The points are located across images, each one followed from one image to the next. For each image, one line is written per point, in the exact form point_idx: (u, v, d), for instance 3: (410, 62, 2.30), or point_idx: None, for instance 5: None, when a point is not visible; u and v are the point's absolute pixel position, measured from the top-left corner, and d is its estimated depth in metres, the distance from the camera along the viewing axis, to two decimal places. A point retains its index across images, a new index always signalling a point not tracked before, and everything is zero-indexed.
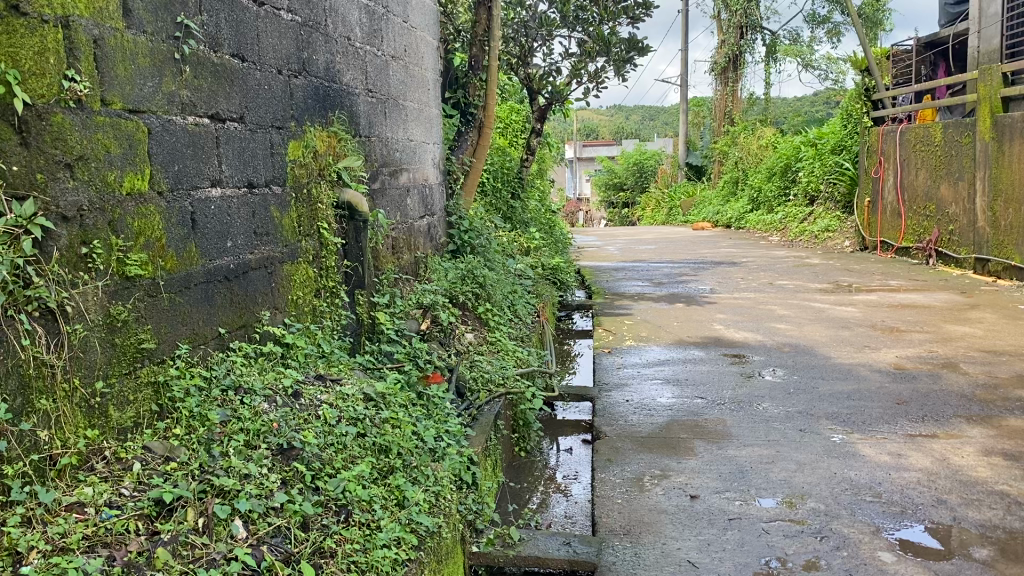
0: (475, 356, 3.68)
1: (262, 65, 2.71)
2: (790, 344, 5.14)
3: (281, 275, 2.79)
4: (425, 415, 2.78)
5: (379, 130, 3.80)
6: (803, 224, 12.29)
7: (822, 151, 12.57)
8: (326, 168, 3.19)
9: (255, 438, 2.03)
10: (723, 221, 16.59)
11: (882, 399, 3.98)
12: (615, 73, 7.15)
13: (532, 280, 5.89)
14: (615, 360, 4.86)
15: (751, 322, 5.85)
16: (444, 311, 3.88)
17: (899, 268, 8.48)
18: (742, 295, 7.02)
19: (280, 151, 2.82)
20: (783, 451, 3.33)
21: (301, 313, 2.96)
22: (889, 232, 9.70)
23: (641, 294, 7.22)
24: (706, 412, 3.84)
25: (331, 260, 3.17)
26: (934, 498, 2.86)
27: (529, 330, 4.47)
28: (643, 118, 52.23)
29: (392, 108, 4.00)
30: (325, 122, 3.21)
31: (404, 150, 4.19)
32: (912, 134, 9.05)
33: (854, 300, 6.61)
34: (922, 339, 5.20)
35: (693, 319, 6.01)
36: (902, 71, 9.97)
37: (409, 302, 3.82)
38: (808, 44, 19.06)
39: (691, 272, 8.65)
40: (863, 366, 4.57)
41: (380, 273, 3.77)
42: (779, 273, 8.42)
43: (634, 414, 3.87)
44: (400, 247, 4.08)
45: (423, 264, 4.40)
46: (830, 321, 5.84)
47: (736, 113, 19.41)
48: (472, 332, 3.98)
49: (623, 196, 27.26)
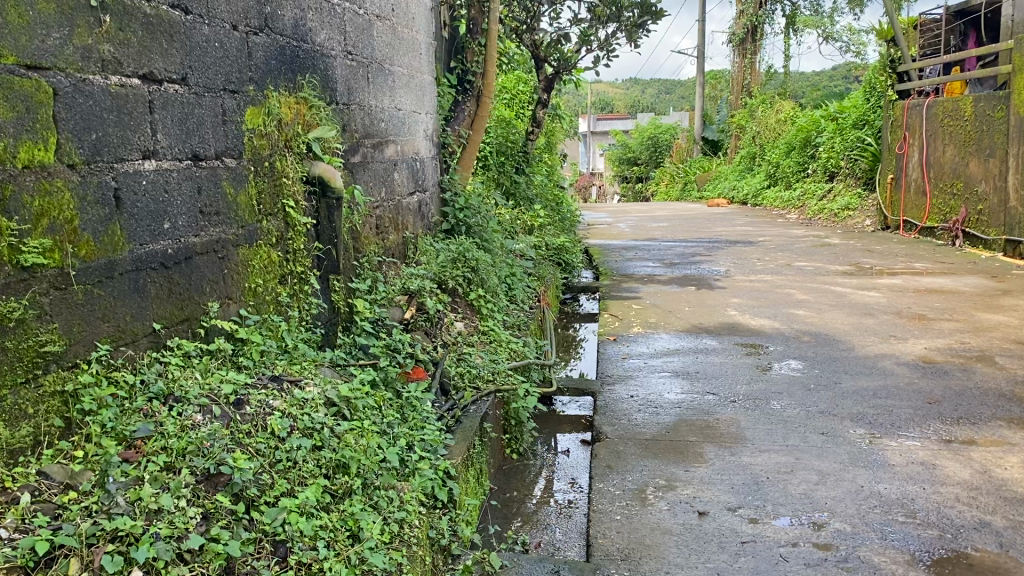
0: (463, 348, 3.36)
1: (211, 19, 2.35)
2: (809, 333, 4.78)
3: (234, 261, 2.46)
4: (398, 420, 2.46)
5: (359, 97, 3.44)
6: (821, 201, 11.87)
7: (843, 126, 12.11)
8: (294, 139, 2.83)
9: (178, 461, 1.72)
10: (740, 197, 16.16)
11: (912, 397, 3.62)
12: (627, 40, 6.74)
13: (534, 261, 5.55)
14: (620, 349, 4.51)
15: (767, 308, 5.48)
16: (431, 298, 3.54)
17: (923, 249, 8.06)
18: (758, 278, 6.65)
19: (234, 119, 2.48)
20: (802, 459, 2.99)
21: (262, 304, 2.62)
22: (912, 211, 9.26)
23: (651, 276, 6.86)
24: (718, 411, 3.50)
25: (300, 242, 2.83)
26: (976, 519, 2.51)
27: (526, 318, 4.13)
28: (658, 92, 51.54)
29: (376, 72, 3.64)
30: (293, 86, 2.85)
31: (391, 119, 3.84)
32: (940, 107, 8.59)
33: (877, 284, 6.22)
34: (952, 328, 4.82)
35: (705, 304, 5.64)
36: (930, 42, 9.50)
37: (392, 288, 3.49)
38: (829, 14, 18.49)
39: (705, 252, 8.28)
40: (889, 358, 4.21)
41: (361, 255, 3.44)
42: (797, 253, 8.02)
43: (639, 412, 3.53)
44: (385, 227, 3.74)
45: (412, 245, 4.06)
46: (851, 307, 5.46)
47: (754, 86, 18.89)
48: (462, 321, 3.64)
49: (637, 171, 26.81)
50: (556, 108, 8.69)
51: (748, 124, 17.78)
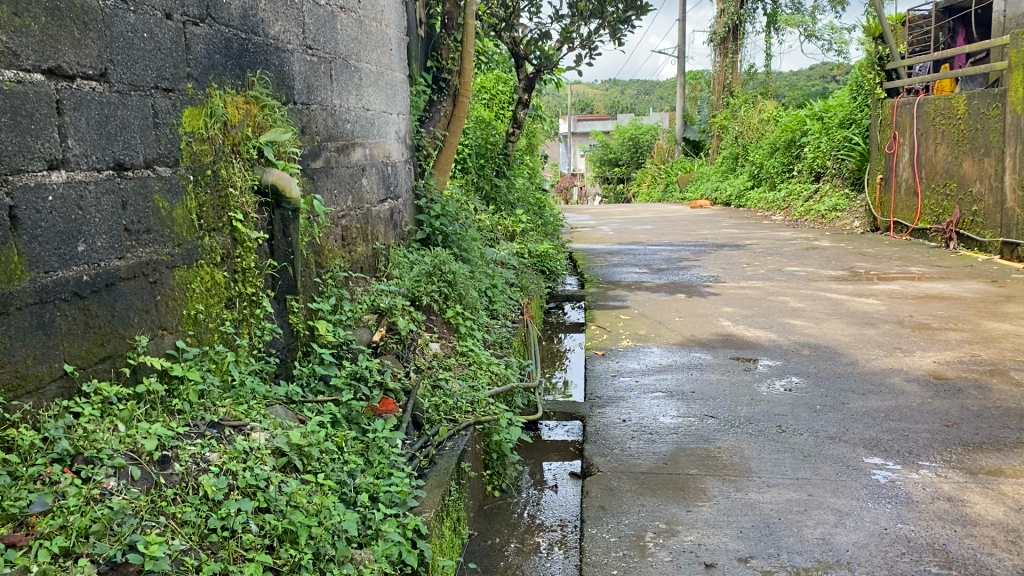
0: (439, 372, 3.04)
1: (138, 4, 2.01)
2: (809, 346, 4.49)
3: (169, 286, 2.12)
4: (362, 468, 2.13)
5: (320, 95, 3.12)
6: (808, 202, 11.65)
7: (829, 125, 11.89)
8: (241, 142, 2.50)
9: (77, 546, 1.42)
10: (723, 198, 15.94)
11: (927, 419, 3.33)
12: (611, 36, 6.45)
13: (515, 270, 5.24)
14: (609, 366, 4.20)
15: (762, 317, 5.19)
16: (403, 317, 3.22)
17: (916, 252, 7.83)
18: (749, 284, 6.36)
19: (168, 121, 2.14)
20: (816, 495, 2.69)
21: (204, 333, 2.29)
22: (903, 212, 9.03)
23: (638, 282, 6.56)
24: (719, 437, 3.20)
25: (250, 260, 2.50)
26: (1020, 569, 2.21)
27: (510, 334, 3.81)
28: (638, 93, 51.42)
29: (340, 68, 3.31)
30: (241, 83, 2.53)
31: (358, 120, 3.51)
32: (931, 106, 8.36)
33: (874, 290, 5.95)
34: (959, 339, 4.54)
35: (697, 313, 5.34)
36: (919, 38, 9.30)
37: (360, 305, 3.16)
38: (811, 12, 18.33)
39: (693, 256, 7.99)
40: (897, 374, 3.93)
41: (324, 271, 3.11)
42: (787, 257, 7.76)
43: (632, 440, 3.22)
44: (352, 238, 3.41)
45: (385, 256, 3.73)
46: (850, 316, 5.18)
47: (736, 85, 18.69)
48: (438, 341, 3.32)
49: (618, 172, 26.59)
50: (540, 107, 8.65)
51: (730, 124, 17.56)
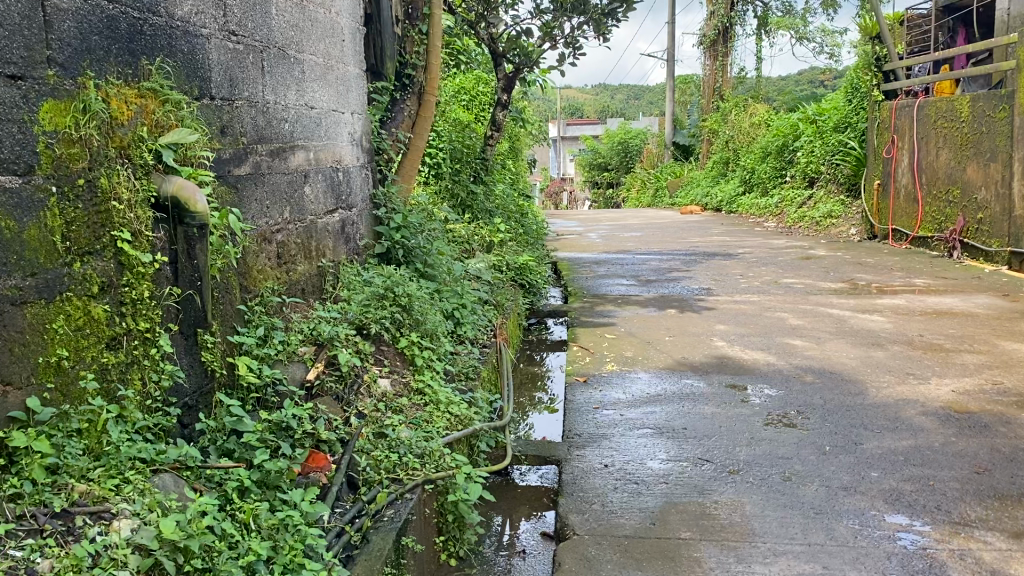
0: (385, 416, 2.57)
1: None
2: (812, 372, 4.03)
3: (14, 326, 1.69)
4: (264, 562, 1.66)
5: (247, 89, 2.65)
6: (802, 208, 11.24)
7: (823, 129, 11.49)
8: (130, 145, 2.03)
9: None
10: (714, 203, 15.53)
11: (954, 464, 2.88)
12: (595, 32, 6.00)
13: (490, 286, 4.77)
14: (591, 395, 3.74)
15: (759, 337, 4.73)
16: (347, 348, 2.75)
17: (918, 262, 7.40)
18: (744, 298, 5.91)
19: (14, 117, 1.70)
20: (831, 568, 2.23)
21: (73, 383, 1.82)
22: (902, 219, 8.61)
23: (625, 296, 6.11)
24: (716, 488, 2.74)
25: (142, 288, 2.03)
26: None
27: (477, 363, 3.34)
28: (628, 98, 51.19)
29: (275, 60, 2.85)
30: (133, 72, 2.06)
31: (298, 119, 3.04)
32: (932, 108, 7.97)
33: (878, 305, 5.52)
34: (977, 362, 4.11)
35: (688, 333, 4.88)
36: (919, 39, 8.91)
37: (294, 336, 2.69)
38: (802, 15, 18.00)
39: (683, 266, 7.55)
40: (913, 406, 3.48)
41: (250, 297, 2.64)
42: (783, 267, 7.33)
43: (615, 491, 2.76)
44: (289, 256, 2.94)
45: (332, 275, 3.25)
46: (854, 336, 4.73)
47: (726, 89, 18.33)
48: (390, 375, 2.85)
49: (607, 177, 26.20)
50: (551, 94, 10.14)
51: (721, 128, 17.18)
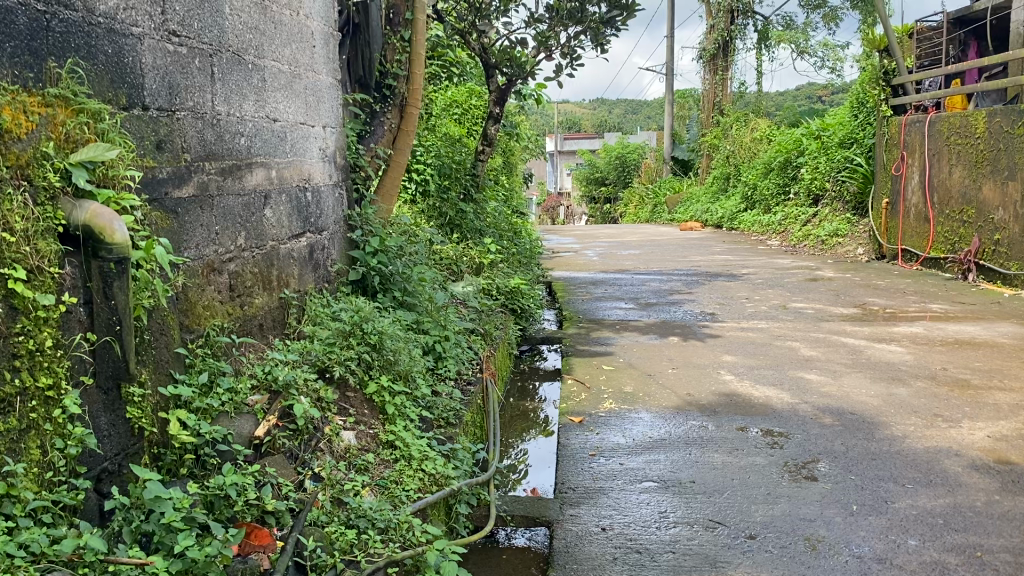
0: (346, 479, 2.21)
1: None
2: (831, 412, 3.66)
3: None
4: None
5: (191, 96, 2.30)
6: (806, 226, 10.92)
7: (828, 145, 11.18)
8: (29, 163, 1.68)
9: None
10: (714, 220, 15.20)
11: (1002, 530, 2.52)
12: (593, 42, 5.68)
13: (478, 312, 4.42)
14: (587, 440, 3.38)
15: (770, 370, 4.37)
16: (305, 397, 2.39)
17: (931, 284, 7.06)
18: (751, 325, 5.55)
19: None
20: None
21: None
22: (912, 240, 8.28)
23: (624, 321, 5.76)
24: (731, 560, 2.37)
25: (41, 336, 1.66)
26: None
27: (461, 407, 2.97)
28: (625, 112, 51.08)
29: (228, 65, 2.50)
30: (35, 76, 1.71)
31: (257, 133, 2.69)
32: (944, 123, 7.65)
33: (895, 334, 5.17)
34: (1010, 402, 3.75)
35: (692, 364, 4.52)
36: (929, 52, 8.59)
37: (244, 383, 2.33)
38: (802, 29, 17.76)
39: (684, 288, 7.20)
40: (947, 456, 3.12)
41: (191, 338, 2.28)
42: (790, 290, 6.99)
43: (614, 561, 2.39)
44: (243, 289, 2.58)
45: (297, 306, 2.90)
46: (873, 369, 4.37)
47: (725, 104, 18.07)
48: (356, 425, 2.48)
49: (605, 192, 25.92)
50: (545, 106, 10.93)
51: (721, 143, 16.89)
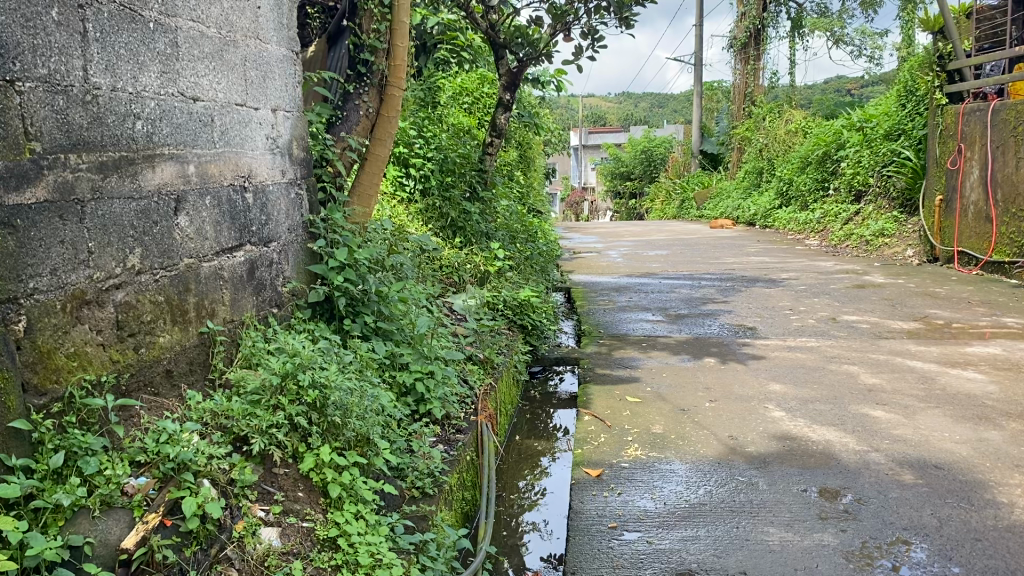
0: None
1: None
2: (910, 467, 2.93)
3: None
4: None
5: (45, 60, 1.62)
6: (848, 225, 10.11)
7: (874, 137, 10.37)
8: None
9: None
10: (746, 217, 14.37)
11: None
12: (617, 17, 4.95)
13: (477, 332, 3.74)
14: (606, 504, 2.68)
15: (828, 405, 3.64)
16: (205, 486, 1.69)
17: (998, 293, 6.27)
18: (799, 342, 4.82)
19: None
20: None
21: None
22: (969, 241, 7.48)
23: (651, 337, 5.04)
24: None
25: None
26: None
27: (443, 470, 2.31)
28: (652, 106, 50.05)
29: (115, 20, 1.83)
30: None
31: (163, 114, 2.02)
32: (1010, 112, 6.85)
33: (970, 356, 4.41)
34: None
35: (733, 396, 3.80)
36: (990, 33, 7.76)
37: (118, 466, 1.66)
38: (839, 16, 16.87)
39: (719, 296, 6.46)
40: None
41: (43, 404, 1.61)
42: (837, 299, 6.23)
43: None
44: (139, 325, 1.91)
45: (226, 345, 2.24)
46: (953, 404, 3.62)
47: (758, 95, 17.20)
48: (281, 518, 1.81)
49: (630, 187, 25.06)
50: None
51: (753, 136, 16.03)
